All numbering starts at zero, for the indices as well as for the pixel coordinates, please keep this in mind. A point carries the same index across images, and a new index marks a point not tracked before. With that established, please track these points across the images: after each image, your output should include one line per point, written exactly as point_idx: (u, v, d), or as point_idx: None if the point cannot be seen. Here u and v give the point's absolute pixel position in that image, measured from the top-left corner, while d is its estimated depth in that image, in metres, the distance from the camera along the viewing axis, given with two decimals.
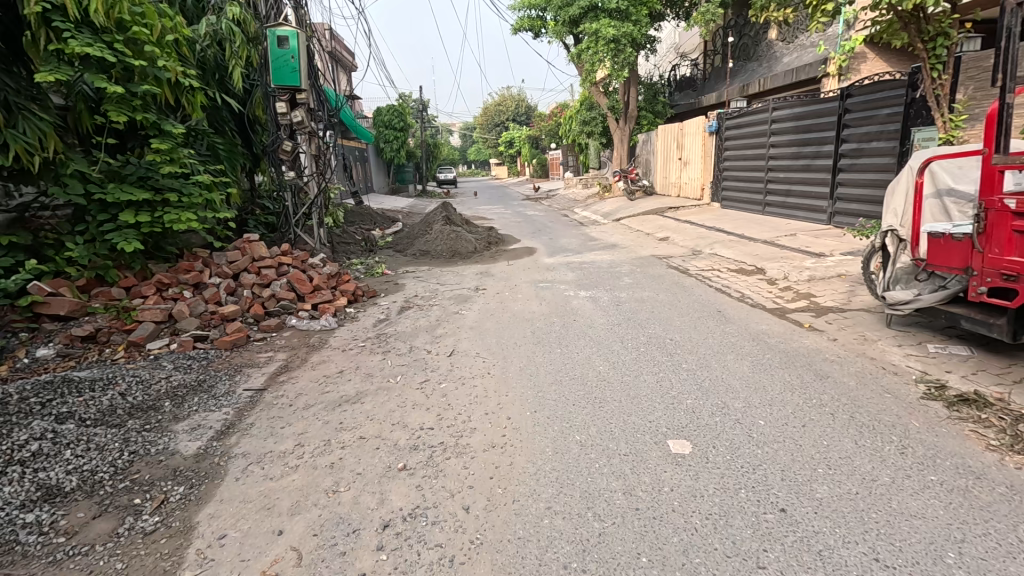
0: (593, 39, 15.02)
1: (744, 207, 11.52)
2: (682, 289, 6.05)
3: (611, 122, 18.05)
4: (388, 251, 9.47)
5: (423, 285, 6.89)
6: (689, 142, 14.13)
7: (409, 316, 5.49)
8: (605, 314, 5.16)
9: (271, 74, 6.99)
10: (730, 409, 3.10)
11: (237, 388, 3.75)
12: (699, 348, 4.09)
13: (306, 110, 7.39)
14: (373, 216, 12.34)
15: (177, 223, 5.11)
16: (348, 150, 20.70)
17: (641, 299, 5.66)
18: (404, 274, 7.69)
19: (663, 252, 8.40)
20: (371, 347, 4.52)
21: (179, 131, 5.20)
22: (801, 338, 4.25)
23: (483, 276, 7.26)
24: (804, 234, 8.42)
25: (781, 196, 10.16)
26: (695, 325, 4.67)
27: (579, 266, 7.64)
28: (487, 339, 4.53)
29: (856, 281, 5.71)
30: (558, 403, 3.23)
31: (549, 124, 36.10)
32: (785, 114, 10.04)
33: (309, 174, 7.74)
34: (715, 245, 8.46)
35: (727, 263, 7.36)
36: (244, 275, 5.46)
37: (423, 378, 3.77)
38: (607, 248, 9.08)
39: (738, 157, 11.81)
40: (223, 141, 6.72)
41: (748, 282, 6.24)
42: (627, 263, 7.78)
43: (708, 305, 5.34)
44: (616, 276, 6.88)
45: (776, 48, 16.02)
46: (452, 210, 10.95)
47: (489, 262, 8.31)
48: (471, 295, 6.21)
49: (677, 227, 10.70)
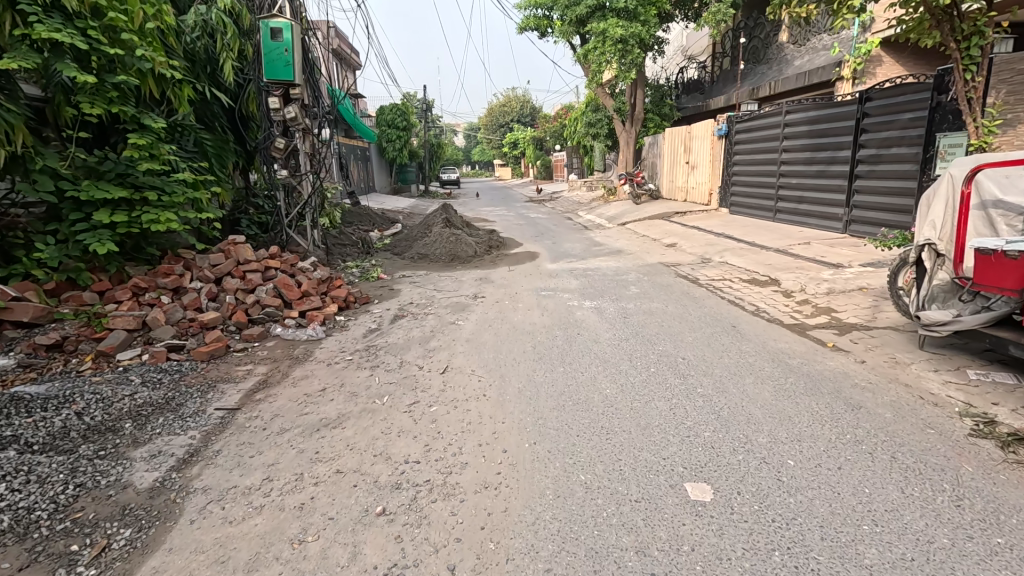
0: (600, 39, 14.68)
1: (753, 214, 11.18)
2: (693, 301, 5.70)
3: (617, 123, 17.72)
4: (386, 254, 9.15)
5: (420, 291, 6.57)
6: (697, 145, 13.77)
7: (402, 325, 5.16)
8: (611, 327, 4.81)
9: (264, 67, 6.66)
10: (754, 445, 2.75)
11: (209, 407, 3.42)
12: (714, 370, 3.74)
13: (300, 106, 7.06)
14: (372, 217, 12.03)
15: (156, 223, 4.79)
16: (349, 149, 20.39)
17: (649, 312, 5.31)
18: (401, 278, 7.36)
19: (671, 260, 8.05)
20: (359, 361, 4.19)
21: (159, 126, 4.92)
22: (825, 360, 3.91)
23: (483, 282, 6.93)
24: (819, 243, 8.07)
25: (793, 203, 9.81)
26: (709, 342, 4.32)
27: (583, 273, 7.30)
28: (485, 354, 4.20)
29: (879, 295, 5.35)
30: (560, 434, 2.90)
31: (554, 125, 35.78)
32: (799, 118, 9.69)
33: (304, 174, 7.42)
34: (726, 253, 8.11)
35: (738, 273, 7.02)
36: (227, 279, 5.14)
37: (412, 399, 3.44)
38: (612, 254, 8.75)
39: (748, 161, 11.46)
40: (212, 137, 6.42)
41: (763, 294, 5.90)
42: (634, 270, 7.44)
43: (721, 319, 4.99)
44: (622, 284, 6.54)
45: (788, 50, 15.69)
46: (453, 212, 10.62)
47: (490, 267, 7.98)
48: (469, 303, 5.88)
49: (685, 233, 10.35)
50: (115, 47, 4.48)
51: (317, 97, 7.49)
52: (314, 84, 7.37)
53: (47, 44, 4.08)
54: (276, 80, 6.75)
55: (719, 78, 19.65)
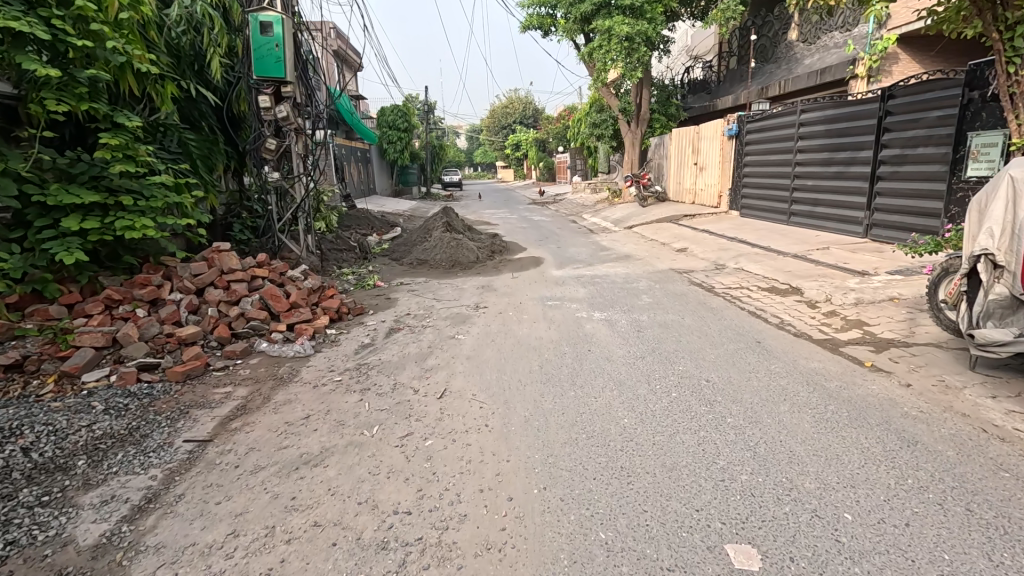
0: (605, 36, 14.30)
1: (766, 217, 10.77)
2: (710, 312, 5.31)
3: (622, 124, 17.34)
4: (384, 259, 8.77)
5: (418, 301, 6.19)
6: (705, 146, 13.37)
7: (398, 340, 4.78)
8: (625, 342, 4.42)
9: (253, 64, 6.28)
10: (801, 492, 2.36)
11: (177, 440, 3.04)
12: (744, 396, 3.35)
13: (292, 105, 6.67)
14: (371, 221, 11.67)
15: (132, 230, 4.43)
16: (349, 151, 20.06)
17: (665, 325, 4.91)
18: (399, 286, 6.99)
19: (683, 266, 7.66)
20: (349, 383, 3.81)
21: (135, 125, 4.57)
22: (867, 383, 3.51)
23: (485, 290, 6.55)
24: (839, 248, 7.66)
25: (808, 206, 9.40)
26: (734, 362, 3.92)
27: (591, 280, 6.91)
28: (487, 374, 3.81)
29: (913, 307, 4.95)
30: (573, 477, 2.52)
31: (557, 127, 35.44)
32: (815, 117, 9.27)
33: (297, 176, 7.06)
34: (741, 258, 7.72)
35: (756, 280, 6.62)
36: (210, 290, 4.77)
37: (405, 431, 3.05)
38: (621, 259, 8.36)
39: (761, 162, 11.05)
40: (198, 137, 6.07)
41: (786, 304, 5.50)
42: (645, 277, 7.05)
43: (744, 334, 4.59)
44: (634, 293, 6.15)
45: (797, 49, 15.31)
46: (454, 216, 10.26)
47: (492, 274, 7.60)
48: (470, 315, 5.49)
49: (695, 237, 9.96)
50: (83, 38, 4.12)
51: (311, 96, 7.11)
52: (308, 82, 6.97)
53: (6, 34, 3.73)
54: (265, 77, 6.36)
55: (726, 78, 19.27)
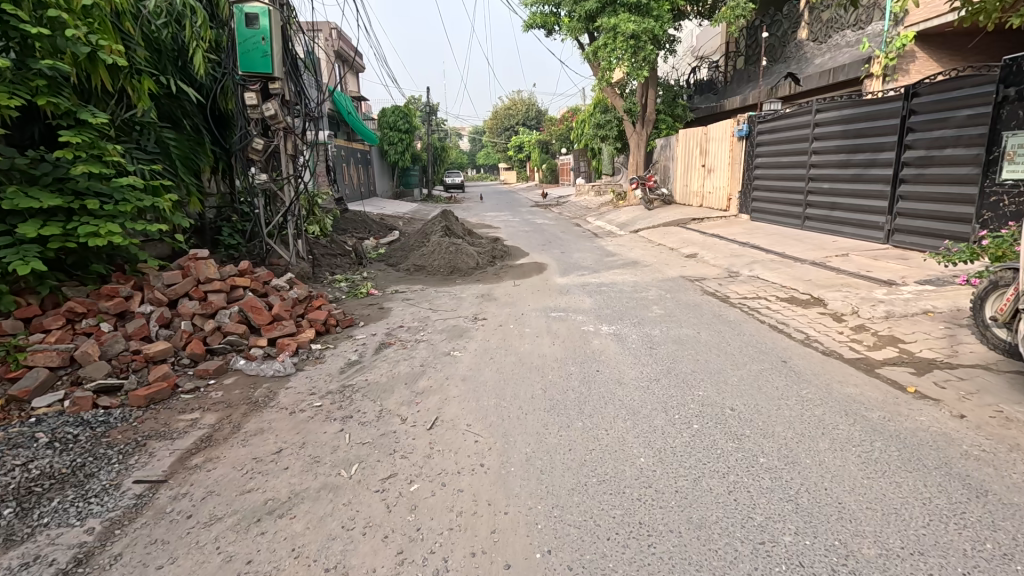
0: (610, 35, 13.90)
1: (779, 221, 10.34)
2: (728, 327, 4.89)
3: (627, 125, 16.94)
4: (379, 265, 8.38)
5: (413, 311, 5.80)
6: (713, 148, 12.94)
7: (388, 356, 4.38)
8: (636, 361, 4.02)
9: (238, 60, 5.89)
10: (858, 561, 1.95)
11: (125, 481, 2.64)
12: (776, 429, 2.93)
13: (280, 102, 6.26)
14: (367, 224, 11.27)
15: (96, 236, 4.06)
16: (349, 152, 19.74)
17: (679, 340, 4.50)
18: (393, 294, 6.59)
19: (695, 273, 7.25)
20: (330, 409, 3.41)
21: (100, 121, 4.22)
22: (913, 413, 3.09)
23: (485, 300, 6.15)
24: (859, 255, 7.23)
25: (824, 210, 8.97)
26: (760, 386, 3.51)
27: (597, 289, 6.51)
28: (484, 400, 3.41)
29: (951, 322, 4.53)
30: (584, 537, 2.12)
31: (560, 129, 35.14)
32: (831, 117, 8.84)
33: (287, 177, 6.65)
34: (754, 265, 7.32)
35: (774, 290, 6.21)
36: (184, 302, 4.38)
37: (389, 472, 2.65)
38: (628, 266, 7.96)
39: (772, 164, 10.63)
40: (178, 136, 5.71)
41: (809, 318, 5.08)
42: (654, 286, 6.64)
43: (768, 352, 4.17)
44: (643, 303, 5.74)
45: (807, 48, 14.92)
46: (453, 219, 9.86)
47: (493, 281, 7.21)
48: (467, 327, 5.10)
49: (704, 242, 9.55)
50: (39, 25, 3.81)
51: (301, 92, 6.67)
52: (298, 79, 6.54)
53: None
54: (252, 74, 5.97)
55: (733, 78, 18.89)
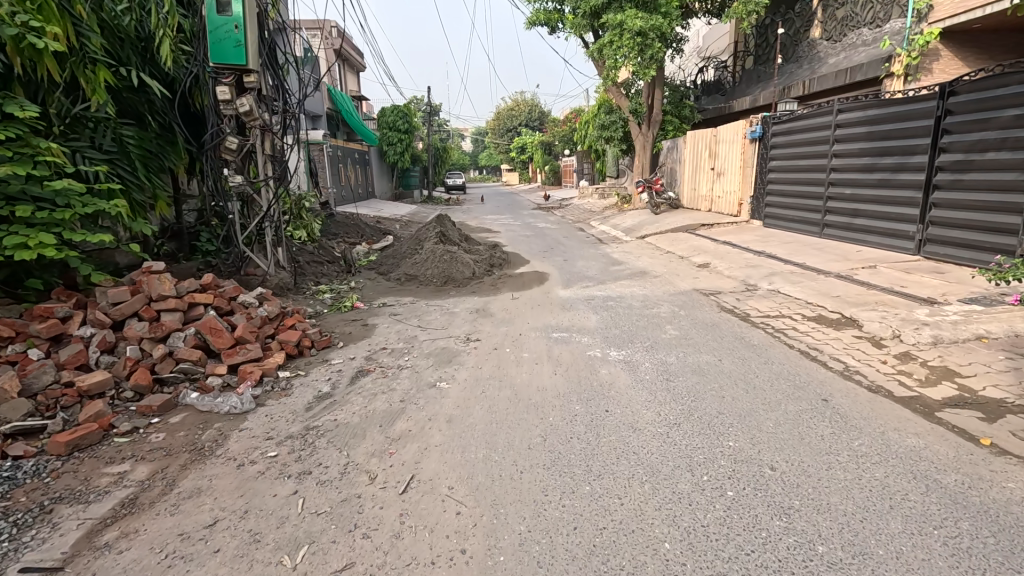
0: (616, 32, 13.33)
1: (794, 228, 9.76)
2: (754, 353, 4.31)
3: (632, 126, 16.38)
4: (369, 274, 7.83)
5: (399, 329, 5.24)
6: (724, 150, 12.34)
7: (365, 388, 3.81)
8: (651, 397, 3.45)
9: (209, 51, 5.33)
10: None
11: (9, 570, 2.07)
12: (832, 502, 2.35)
13: (256, 97, 5.69)
14: (360, 229, 10.71)
15: (26, 247, 3.50)
16: (348, 153, 19.24)
17: (699, 371, 3.93)
18: (380, 308, 6.04)
19: (708, 286, 6.69)
20: (286, 461, 2.83)
21: (30, 112, 3.69)
22: (999, 476, 2.51)
23: (480, 316, 5.59)
24: (887, 268, 6.65)
25: (846, 217, 8.39)
26: (801, 435, 2.94)
27: (603, 304, 5.95)
28: (471, 453, 2.83)
29: (1012, 351, 3.95)
30: None
31: (564, 131, 34.65)
32: (853, 118, 8.25)
33: (265, 180, 6.08)
34: (774, 278, 6.75)
35: (798, 307, 5.64)
36: (133, 323, 3.82)
37: (344, 562, 2.07)
38: (636, 277, 7.39)
39: (788, 168, 10.03)
40: (141, 134, 5.17)
41: (843, 342, 4.51)
42: (666, 301, 6.07)
43: (804, 387, 3.60)
44: (655, 322, 5.17)
45: (820, 47, 14.37)
46: (449, 224, 9.32)
47: (489, 293, 6.65)
48: (458, 350, 4.53)
49: (717, 250, 8.97)
50: None
51: (281, 86, 6.10)
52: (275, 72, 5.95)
53: None
54: (224, 66, 5.41)
55: (742, 78, 18.35)
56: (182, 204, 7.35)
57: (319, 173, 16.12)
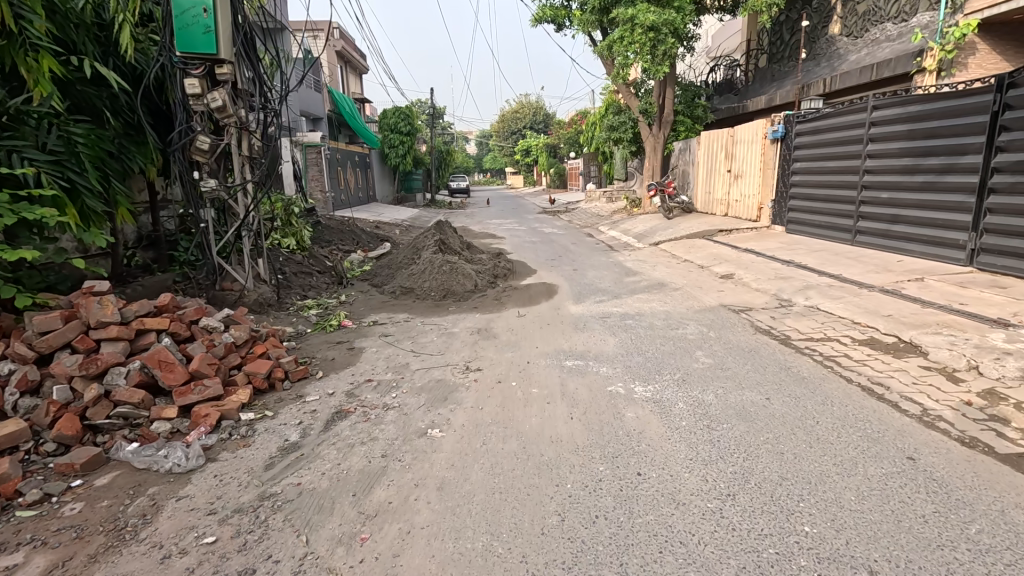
0: (628, 27, 12.68)
1: (822, 235, 9.05)
2: (807, 389, 3.62)
3: (643, 127, 15.73)
4: (361, 286, 7.20)
5: (390, 355, 4.58)
6: (741, 151, 11.64)
7: (342, 436, 3.14)
8: (693, 455, 2.79)
9: (176, 39, 4.70)
10: None
11: None
12: None
13: (231, 91, 5.05)
14: (356, 236, 10.09)
15: None
16: (348, 155, 18.70)
17: (745, 415, 3.25)
18: (371, 328, 5.39)
19: (737, 302, 6.02)
20: (225, 553, 2.16)
21: None
22: None
23: (482, 338, 4.93)
24: (938, 281, 5.94)
25: (882, 224, 7.69)
26: (897, 518, 2.25)
27: (621, 322, 5.29)
28: (468, 541, 2.17)
29: None
30: None
31: (569, 133, 34.09)
32: (890, 116, 7.55)
33: (242, 184, 5.42)
34: (810, 292, 6.07)
35: (844, 327, 4.97)
36: (64, 356, 3.18)
37: None
38: (654, 290, 6.73)
39: (814, 170, 9.33)
40: (96, 132, 4.56)
41: (911, 373, 3.83)
42: (691, 320, 5.39)
43: (882, 441, 2.90)
44: (684, 348, 4.49)
45: (840, 43, 13.70)
46: (449, 231, 8.67)
47: (493, 309, 6.00)
48: (456, 383, 3.86)
49: (739, 259, 8.30)
50: None
51: (259, 79, 5.45)
52: (253, 63, 5.30)
53: None
54: (193, 55, 4.77)
55: (756, 78, 17.66)
56: (157, 211, 6.74)
57: (318, 177, 15.56)
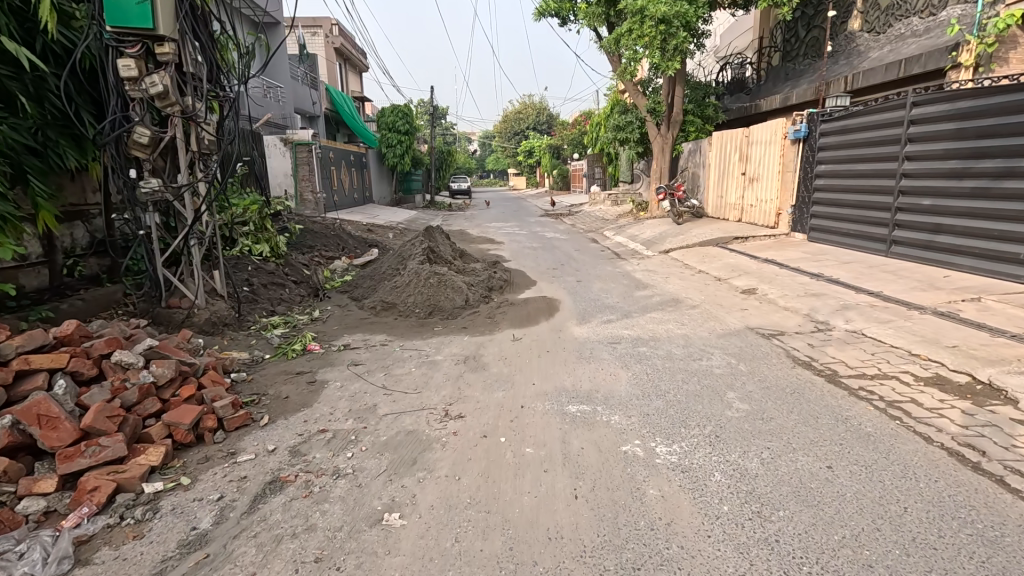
0: (637, 18, 11.89)
1: (850, 245, 8.24)
2: (878, 454, 2.82)
3: (650, 126, 14.95)
4: (339, 301, 6.42)
5: (357, 392, 3.79)
6: (758, 152, 10.81)
7: (269, 523, 2.34)
8: (747, 570, 1.99)
9: (104, 11, 3.94)
10: None
11: None
12: None
13: (175, 74, 4.28)
14: (341, 240, 9.30)
15: None
16: (342, 154, 17.96)
17: (807, 496, 2.44)
18: (340, 354, 4.60)
19: (766, 325, 5.23)
20: None
21: None
22: None
23: (468, 369, 4.14)
24: (999, 302, 5.14)
25: (923, 234, 6.89)
26: None
27: (634, 350, 4.51)
28: None
29: None
30: None
31: (572, 134, 33.36)
32: (933, 113, 6.75)
33: (192, 184, 4.64)
34: (848, 312, 5.30)
35: (899, 359, 4.18)
36: None
37: None
38: (668, 307, 5.95)
39: (841, 173, 8.52)
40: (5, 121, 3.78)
41: (1004, 428, 3.04)
42: (716, 348, 4.59)
43: (1005, 547, 2.10)
44: (712, 388, 3.69)
45: (861, 40, 12.93)
46: (440, 238, 7.90)
47: (485, 330, 5.22)
48: (430, 437, 3.07)
49: (760, 270, 7.52)
50: None
51: (211, 61, 4.67)
52: (203, 41, 4.53)
53: None
54: (127, 31, 4.02)
55: (769, 77, 16.86)
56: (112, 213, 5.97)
57: (308, 177, 14.77)
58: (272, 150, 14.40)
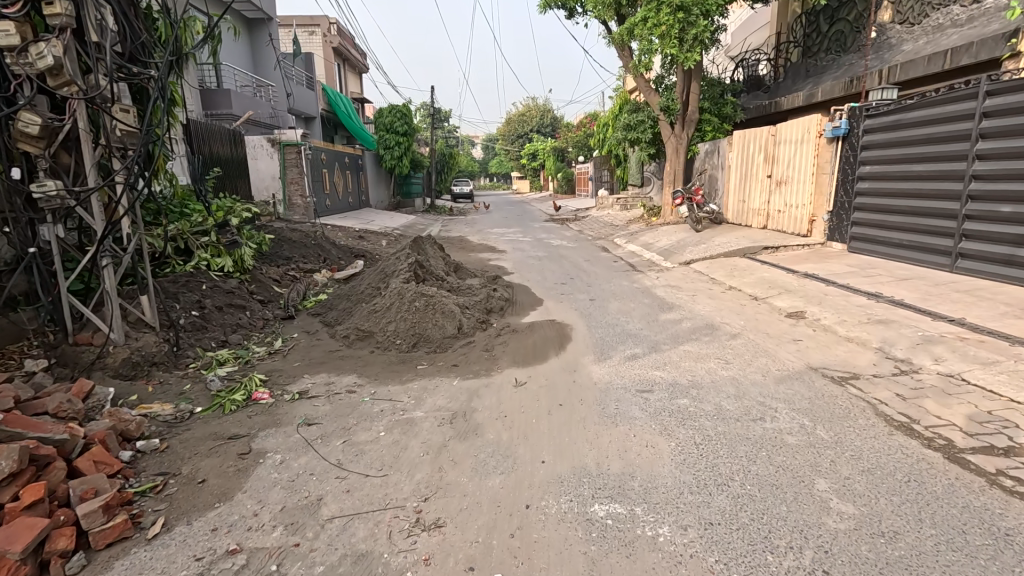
0: (652, 6, 10.90)
1: (904, 257, 7.16)
2: None
3: (663, 126, 13.93)
4: (307, 327, 5.39)
5: (298, 474, 2.74)
6: (787, 152, 9.74)
7: None
8: None
9: None
10: None
11: None
12: None
13: (69, 41, 3.26)
14: (323, 250, 8.28)
15: None
16: (337, 156, 17.01)
17: None
18: (291, 407, 3.56)
19: (832, 364, 4.17)
20: None
21: None
22: None
23: (455, 436, 3.08)
24: None
25: (1003, 247, 5.80)
26: None
27: (673, 404, 3.46)
28: None
29: None
30: None
31: (577, 137, 32.35)
32: (1015, 104, 5.69)
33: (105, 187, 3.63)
34: (933, 347, 4.25)
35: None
36: None
37: None
38: (705, 337, 4.89)
39: (890, 175, 7.45)
40: None
41: None
42: (779, 400, 3.53)
43: None
44: (794, 474, 2.64)
45: (892, 32, 11.87)
46: (431, 250, 6.85)
47: (478, 369, 4.16)
48: (388, 572, 2.03)
49: (804, 287, 6.46)
50: None
51: (128, 29, 3.64)
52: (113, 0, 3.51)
53: None
54: None
55: (787, 74, 15.80)
56: None
57: (297, 180, 13.79)
58: (259, 150, 13.48)
